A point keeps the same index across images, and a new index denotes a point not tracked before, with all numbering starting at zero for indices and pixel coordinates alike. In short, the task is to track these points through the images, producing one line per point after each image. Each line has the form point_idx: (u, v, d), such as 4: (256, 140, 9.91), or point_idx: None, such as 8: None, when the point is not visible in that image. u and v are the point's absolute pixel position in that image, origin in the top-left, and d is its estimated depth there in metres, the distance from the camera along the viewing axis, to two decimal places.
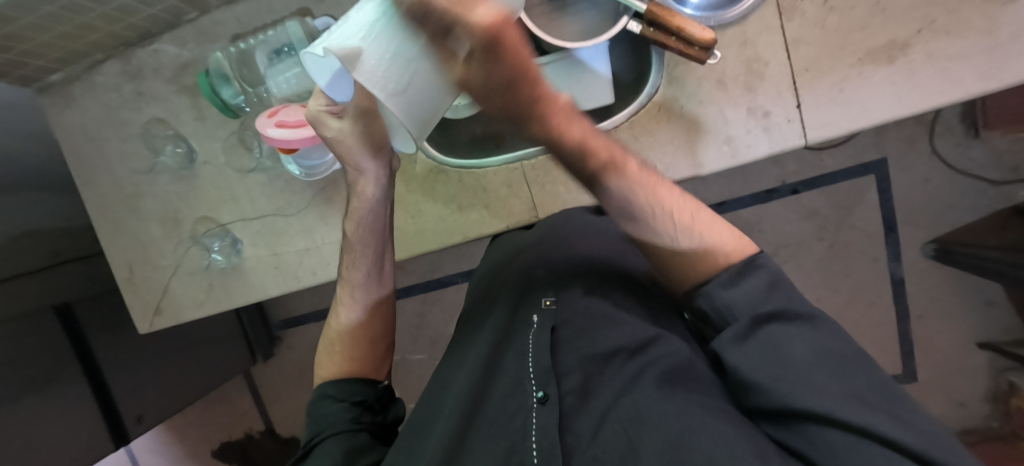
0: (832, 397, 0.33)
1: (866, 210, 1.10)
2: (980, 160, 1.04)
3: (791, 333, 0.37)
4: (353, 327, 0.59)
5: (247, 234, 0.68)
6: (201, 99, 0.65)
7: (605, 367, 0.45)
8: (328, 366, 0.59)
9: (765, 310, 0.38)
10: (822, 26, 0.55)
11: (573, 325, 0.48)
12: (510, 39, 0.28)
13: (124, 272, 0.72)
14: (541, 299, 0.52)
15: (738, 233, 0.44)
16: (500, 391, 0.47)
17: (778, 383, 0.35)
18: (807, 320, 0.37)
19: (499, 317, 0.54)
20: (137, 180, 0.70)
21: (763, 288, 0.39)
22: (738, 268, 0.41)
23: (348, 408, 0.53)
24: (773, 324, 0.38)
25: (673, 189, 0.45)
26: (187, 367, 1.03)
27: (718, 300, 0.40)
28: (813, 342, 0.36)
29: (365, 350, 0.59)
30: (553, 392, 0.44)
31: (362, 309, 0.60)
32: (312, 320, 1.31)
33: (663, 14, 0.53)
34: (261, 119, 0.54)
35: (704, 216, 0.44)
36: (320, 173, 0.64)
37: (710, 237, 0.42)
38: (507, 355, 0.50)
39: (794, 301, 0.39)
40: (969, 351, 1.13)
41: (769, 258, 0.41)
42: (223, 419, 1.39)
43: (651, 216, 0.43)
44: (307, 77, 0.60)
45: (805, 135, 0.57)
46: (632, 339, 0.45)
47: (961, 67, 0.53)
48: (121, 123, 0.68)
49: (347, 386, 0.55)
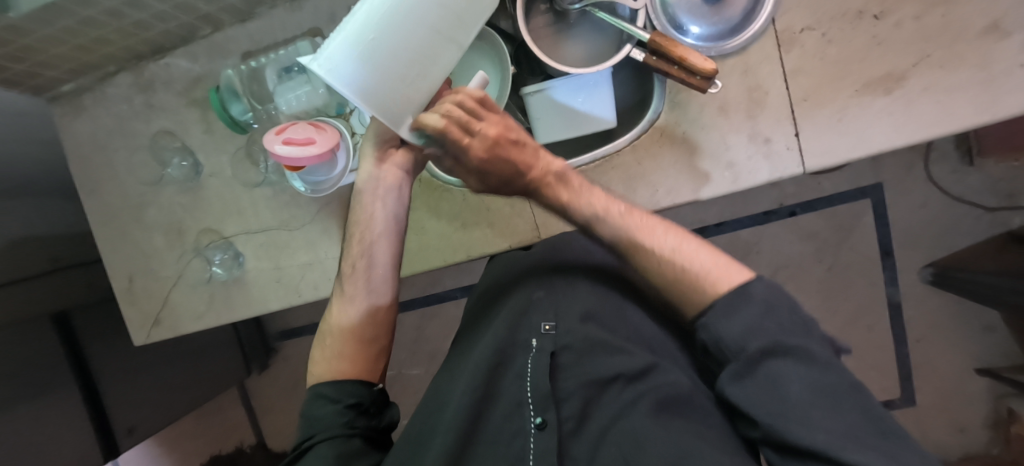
0: (825, 434, 0.34)
1: (864, 233, 1.11)
2: (976, 187, 1.06)
3: (785, 370, 0.37)
4: (346, 321, 0.55)
5: (250, 247, 0.68)
6: (211, 113, 0.66)
7: (602, 393, 0.46)
8: (321, 363, 0.55)
9: (758, 347, 0.38)
10: (820, 57, 0.57)
11: (573, 350, 0.48)
12: (495, 150, 0.46)
13: (124, 283, 0.72)
14: (540, 323, 0.51)
15: (729, 263, 0.45)
16: (497, 412, 0.48)
17: (774, 421, 0.36)
18: (803, 355, 0.37)
19: (497, 331, 0.52)
20: (142, 190, 0.70)
21: (756, 314, 0.40)
22: (727, 299, 0.42)
23: (342, 411, 0.50)
24: (771, 360, 0.38)
25: (659, 228, 0.47)
26: (183, 376, 1.02)
27: (714, 332, 0.41)
28: (806, 378, 0.36)
29: (354, 348, 0.54)
30: (552, 418, 0.45)
31: (358, 309, 0.55)
32: (309, 333, 1.30)
33: (666, 44, 0.54)
34: (269, 136, 0.54)
35: (689, 249, 0.46)
36: (326, 189, 0.63)
37: (692, 265, 0.45)
38: (504, 376, 0.49)
39: (791, 331, 0.39)
40: (967, 376, 1.13)
41: (761, 285, 0.41)
42: (214, 431, 1.36)
43: (639, 254, 0.47)
44: (316, 96, 0.61)
45: (805, 163, 0.58)
46: (631, 366, 0.45)
47: (957, 99, 0.54)
48: (129, 134, 0.69)
49: (341, 388, 0.52)
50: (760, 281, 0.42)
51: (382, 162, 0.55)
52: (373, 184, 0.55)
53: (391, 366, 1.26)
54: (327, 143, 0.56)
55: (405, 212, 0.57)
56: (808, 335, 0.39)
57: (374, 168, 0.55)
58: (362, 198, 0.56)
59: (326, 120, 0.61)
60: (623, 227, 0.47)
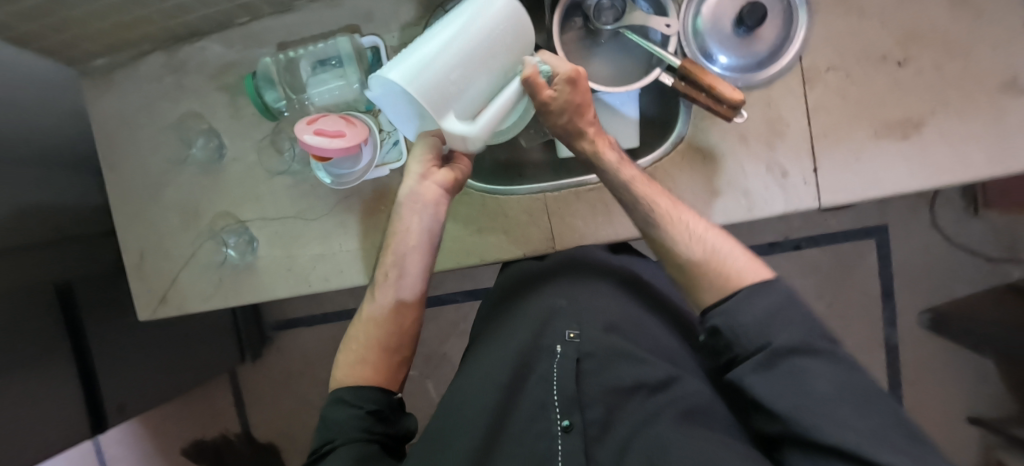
0: (853, 433, 0.36)
1: (866, 273, 1.12)
2: (978, 236, 1.08)
3: (810, 368, 0.39)
4: (371, 328, 0.55)
5: (265, 233, 0.68)
6: (240, 98, 0.67)
7: (626, 401, 0.47)
8: (344, 368, 0.55)
9: (784, 343, 0.40)
10: (842, 97, 0.59)
11: (596, 358, 0.49)
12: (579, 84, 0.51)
13: (134, 258, 0.72)
14: (564, 331, 0.51)
15: (751, 258, 0.47)
16: (520, 414, 0.48)
17: (800, 415, 0.38)
18: (825, 356, 0.40)
19: (522, 336, 0.53)
20: (163, 168, 0.71)
21: (775, 308, 0.42)
22: (748, 290, 0.44)
23: (361, 416, 0.50)
24: (796, 356, 0.40)
25: (688, 213, 0.50)
26: (179, 358, 1.02)
27: (731, 318, 0.43)
28: (833, 377, 0.39)
29: (379, 355, 0.54)
30: (577, 421, 0.46)
31: (386, 316, 0.55)
32: (306, 325, 1.29)
33: (696, 71, 0.56)
34: (300, 125, 0.55)
35: (713, 233, 0.48)
36: (349, 182, 0.63)
37: (718, 248, 0.47)
38: (527, 380, 0.50)
39: (813, 330, 0.41)
40: (959, 424, 1.13)
41: (781, 284, 0.44)
42: (199, 418, 1.34)
43: (669, 228, 0.48)
44: (348, 91, 0.63)
45: (819, 198, 0.60)
46: (653, 377, 0.46)
47: (970, 149, 0.57)
48: (156, 112, 0.70)
49: (362, 394, 0.52)
50: (780, 282, 0.45)
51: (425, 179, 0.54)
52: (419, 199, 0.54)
53: None
54: (356, 137, 0.57)
55: (440, 228, 0.57)
56: (829, 338, 0.42)
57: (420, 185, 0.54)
58: (400, 212, 0.56)
59: (354, 114, 0.62)
60: (652, 197, 0.50)
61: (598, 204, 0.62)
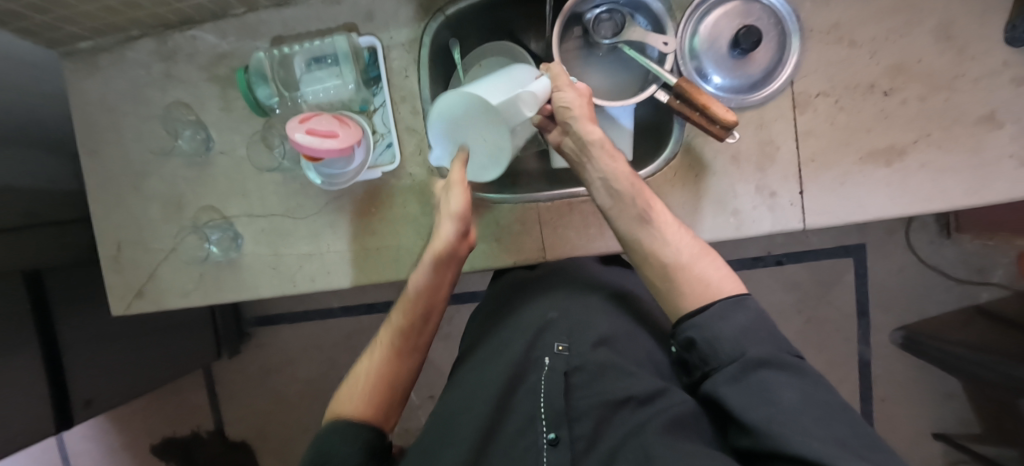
0: (819, 440, 0.36)
1: (843, 290, 1.16)
2: (951, 258, 1.12)
3: (778, 380, 0.40)
4: (382, 364, 0.54)
5: (251, 230, 0.67)
6: (231, 91, 0.65)
7: (615, 413, 0.46)
8: (344, 400, 0.53)
9: (754, 355, 0.42)
10: (831, 123, 0.60)
11: (586, 371, 0.49)
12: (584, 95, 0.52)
13: (111, 250, 0.70)
14: (553, 344, 0.52)
15: (730, 273, 0.47)
16: (510, 426, 0.48)
17: (772, 424, 0.38)
18: (793, 370, 0.41)
19: (512, 349, 0.53)
20: (147, 158, 0.68)
21: (748, 325, 0.43)
22: (725, 305, 0.44)
23: (358, 452, 0.49)
24: (763, 369, 0.41)
25: (686, 233, 0.48)
26: (152, 352, 0.98)
27: (708, 331, 0.44)
28: (798, 389, 0.40)
29: (386, 394, 0.53)
30: (564, 435, 0.45)
31: (393, 352, 0.54)
32: (287, 321, 1.26)
33: (691, 90, 0.56)
34: (292, 123, 0.53)
35: (698, 242, 0.48)
36: (341, 182, 0.62)
37: (701, 257, 0.47)
38: (517, 391, 0.50)
39: (775, 346, 0.43)
40: (924, 439, 1.18)
41: (754, 300, 0.45)
42: (170, 414, 1.30)
43: (661, 232, 0.47)
44: (344, 91, 0.62)
45: (804, 219, 0.61)
46: (642, 388, 0.46)
47: (949, 179, 0.59)
48: (143, 100, 0.68)
49: (361, 431, 0.50)
50: (751, 299, 0.46)
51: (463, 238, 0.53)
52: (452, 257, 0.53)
53: None
54: (349, 139, 0.56)
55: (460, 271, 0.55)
56: (796, 356, 0.44)
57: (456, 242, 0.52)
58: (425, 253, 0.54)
59: (347, 114, 0.61)
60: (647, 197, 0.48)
61: (591, 216, 0.62)
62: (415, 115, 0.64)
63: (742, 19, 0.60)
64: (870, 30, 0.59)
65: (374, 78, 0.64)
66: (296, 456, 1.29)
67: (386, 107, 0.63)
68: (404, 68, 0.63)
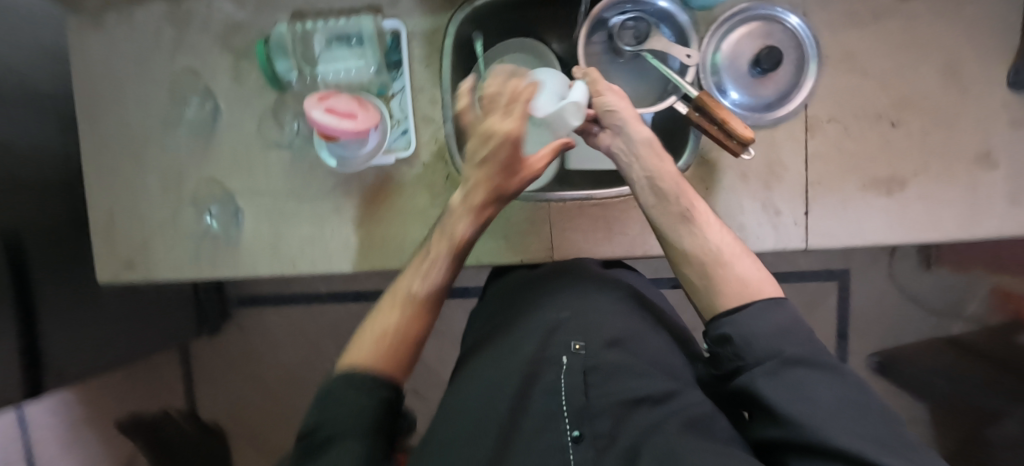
0: (858, 438, 0.37)
1: (825, 312, 1.19)
2: (929, 289, 1.17)
3: (815, 378, 0.41)
4: (407, 321, 0.52)
5: (252, 207, 0.65)
6: (244, 63, 0.64)
7: (632, 412, 0.47)
8: (358, 354, 0.51)
9: (791, 353, 0.42)
10: (839, 148, 0.62)
11: (600, 372, 0.49)
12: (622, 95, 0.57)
13: (101, 218, 0.67)
14: (570, 342, 0.52)
15: (768, 276, 0.48)
16: (531, 419, 0.48)
17: (809, 419, 0.39)
18: (828, 367, 0.42)
19: (528, 347, 0.53)
20: (150, 124, 0.66)
21: (785, 324, 0.44)
22: (762, 304, 0.45)
23: (375, 406, 0.47)
24: (799, 367, 0.42)
25: (723, 229, 0.51)
26: (131, 326, 0.95)
27: (743, 330, 0.44)
28: (835, 387, 0.40)
29: (409, 350, 0.52)
30: (587, 432, 0.46)
31: (413, 301, 0.53)
32: (272, 304, 1.23)
33: (711, 103, 0.57)
34: (310, 100, 0.53)
35: (736, 242, 0.50)
36: (354, 164, 0.62)
37: (740, 256, 0.49)
38: (536, 388, 0.50)
39: (812, 344, 0.44)
40: None
41: (790, 304, 0.46)
42: (140, 391, 1.25)
43: (699, 233, 0.50)
44: (365, 73, 0.62)
45: (806, 240, 0.63)
46: (657, 389, 0.48)
47: (945, 212, 0.61)
48: (150, 64, 0.65)
49: (380, 385, 0.48)
50: (787, 302, 0.47)
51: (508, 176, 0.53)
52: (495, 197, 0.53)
53: None
54: (367, 121, 0.55)
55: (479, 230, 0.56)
56: (830, 355, 0.44)
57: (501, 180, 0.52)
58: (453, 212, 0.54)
59: (367, 97, 0.60)
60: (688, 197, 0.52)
61: (599, 220, 0.63)
62: (432, 105, 0.63)
63: (763, 39, 0.61)
64: (882, 62, 0.61)
65: (395, 63, 0.62)
66: (270, 441, 1.25)
67: (405, 93, 0.62)
68: (426, 56, 0.62)
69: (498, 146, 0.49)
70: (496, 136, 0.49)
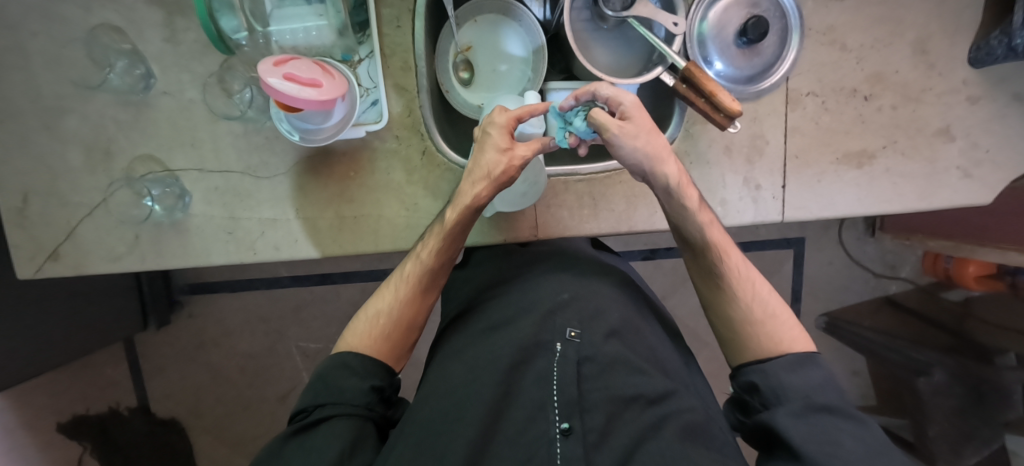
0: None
1: (782, 279, 1.26)
2: (871, 253, 1.27)
3: (839, 427, 0.42)
4: (398, 305, 0.50)
5: (202, 188, 0.58)
6: (180, 20, 0.55)
7: (624, 410, 0.47)
8: (354, 335, 0.50)
9: (819, 400, 0.44)
10: (816, 122, 0.63)
11: (596, 363, 0.49)
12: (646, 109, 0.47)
13: (14, 202, 0.57)
14: (565, 329, 0.51)
15: (800, 328, 0.49)
16: (517, 414, 0.46)
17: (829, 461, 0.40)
18: (853, 419, 0.43)
19: (522, 329, 0.51)
20: (64, 91, 0.56)
21: (818, 381, 0.45)
22: (794, 359, 0.46)
23: (368, 391, 0.47)
24: (825, 414, 0.43)
25: (756, 270, 0.51)
26: (66, 325, 0.84)
27: (773, 379, 0.46)
28: (857, 437, 0.42)
29: (401, 335, 0.50)
30: (577, 426, 0.45)
31: (405, 290, 0.51)
32: (227, 290, 1.14)
33: (700, 75, 0.54)
34: (265, 65, 0.44)
35: (775, 297, 0.50)
36: (318, 139, 0.54)
37: (778, 313, 0.49)
38: (524, 375, 0.49)
39: (842, 401, 0.45)
40: None
41: (821, 359, 0.47)
42: (78, 391, 1.14)
43: (739, 283, 0.50)
44: (328, 33, 0.54)
45: (783, 212, 0.64)
46: (653, 389, 0.47)
47: (907, 184, 0.64)
48: (60, 19, 0.55)
49: (372, 366, 0.48)
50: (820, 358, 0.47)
51: (502, 152, 0.47)
52: (487, 175, 0.47)
53: (319, 339, 1.17)
54: (333, 91, 0.48)
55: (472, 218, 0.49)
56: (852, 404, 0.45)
57: (491, 158, 0.47)
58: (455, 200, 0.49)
59: (331, 63, 0.53)
60: (724, 247, 0.50)
61: (585, 196, 0.61)
62: (405, 73, 0.58)
63: (750, 9, 0.60)
64: (858, 36, 0.62)
65: (361, 23, 0.56)
66: (234, 433, 1.19)
67: (373, 59, 0.56)
68: (397, 17, 0.57)
69: (488, 135, 0.48)
70: (485, 128, 0.48)
